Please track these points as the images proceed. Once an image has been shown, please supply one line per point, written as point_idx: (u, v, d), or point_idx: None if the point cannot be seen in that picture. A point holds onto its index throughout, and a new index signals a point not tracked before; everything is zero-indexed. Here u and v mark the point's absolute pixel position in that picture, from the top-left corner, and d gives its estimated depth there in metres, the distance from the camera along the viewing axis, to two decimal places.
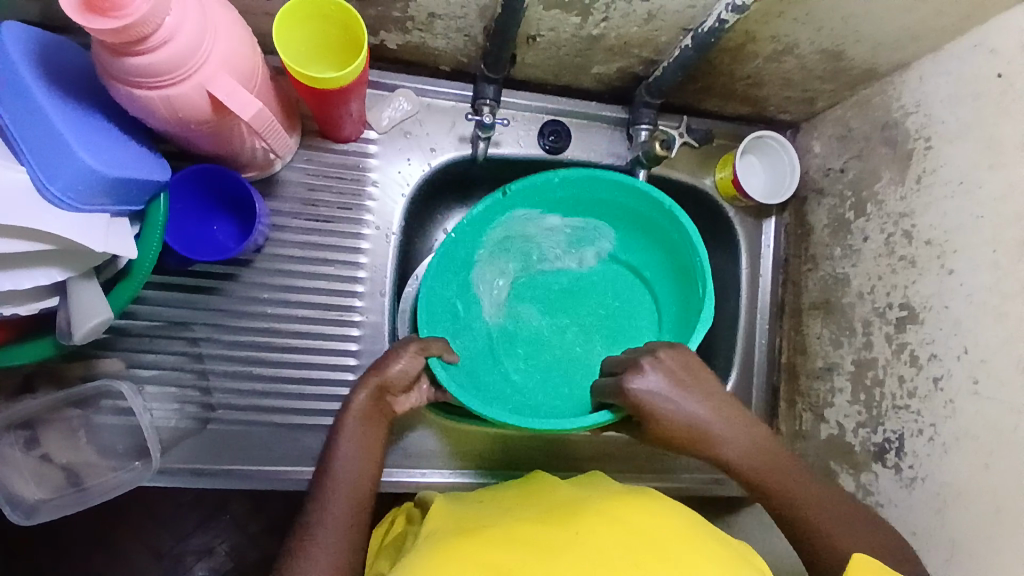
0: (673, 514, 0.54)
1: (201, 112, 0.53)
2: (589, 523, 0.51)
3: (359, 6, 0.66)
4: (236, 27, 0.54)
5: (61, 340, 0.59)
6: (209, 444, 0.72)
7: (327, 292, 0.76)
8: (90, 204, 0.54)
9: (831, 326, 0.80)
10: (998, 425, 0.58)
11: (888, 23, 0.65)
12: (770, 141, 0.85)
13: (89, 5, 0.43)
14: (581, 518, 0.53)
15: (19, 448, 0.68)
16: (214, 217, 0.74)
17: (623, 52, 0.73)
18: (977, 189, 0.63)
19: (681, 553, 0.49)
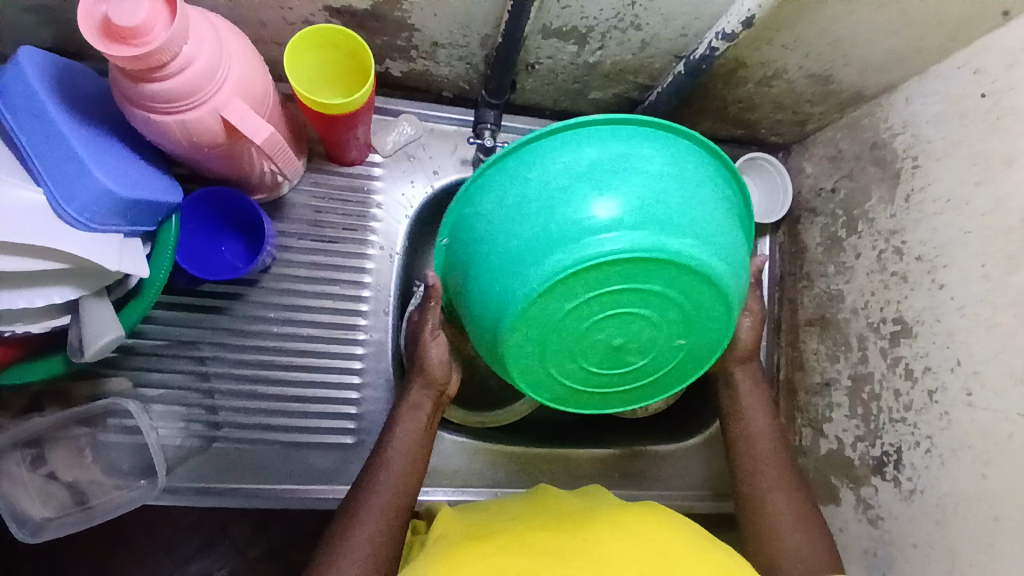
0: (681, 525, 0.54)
1: (214, 135, 0.56)
2: (594, 529, 0.52)
3: (366, 35, 0.69)
4: (249, 55, 0.57)
5: (71, 357, 0.61)
6: (213, 463, 0.73)
7: (332, 311, 0.77)
8: (106, 224, 0.56)
9: (827, 342, 0.81)
10: (992, 436, 0.59)
11: (873, 48, 0.68)
12: (762, 161, 0.88)
13: (111, 34, 0.45)
14: (586, 527, 0.53)
15: (26, 466, 0.70)
16: (222, 237, 0.75)
17: (619, 78, 0.75)
18: (965, 206, 0.65)
19: (687, 557, 0.50)
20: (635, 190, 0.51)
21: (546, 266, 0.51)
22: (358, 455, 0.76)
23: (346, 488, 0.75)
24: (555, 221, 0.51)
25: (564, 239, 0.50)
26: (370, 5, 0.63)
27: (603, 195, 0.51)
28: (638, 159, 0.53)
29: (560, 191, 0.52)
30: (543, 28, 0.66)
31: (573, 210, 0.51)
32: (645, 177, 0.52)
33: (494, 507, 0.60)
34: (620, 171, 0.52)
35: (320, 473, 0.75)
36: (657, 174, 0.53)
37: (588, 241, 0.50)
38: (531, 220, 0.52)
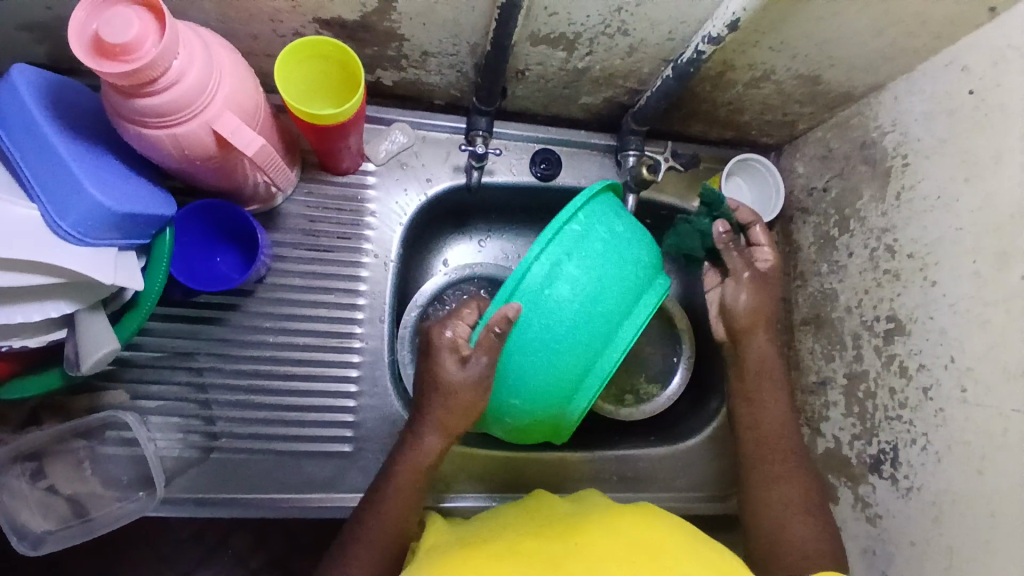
0: (671, 526, 0.55)
1: (206, 148, 0.56)
2: (584, 534, 0.52)
3: (356, 46, 0.69)
4: (240, 68, 0.57)
5: (68, 371, 0.61)
6: (211, 474, 0.73)
7: (327, 319, 0.78)
8: (99, 238, 0.56)
9: (822, 341, 0.82)
10: (988, 432, 0.59)
11: (860, 48, 0.68)
12: (754, 163, 0.88)
13: (102, 51, 0.46)
14: (575, 530, 0.53)
15: (26, 479, 0.70)
16: (217, 248, 0.76)
17: (609, 83, 0.76)
18: (955, 203, 0.65)
19: (677, 556, 0.50)
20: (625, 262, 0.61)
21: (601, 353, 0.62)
22: (356, 463, 0.76)
23: (345, 496, 0.75)
24: (593, 318, 0.60)
25: (604, 327, 0.61)
26: (359, 16, 0.63)
27: (613, 284, 0.60)
28: (612, 231, 0.61)
29: (583, 295, 0.59)
30: (531, 35, 0.66)
31: (601, 307, 0.60)
32: (623, 247, 0.62)
33: (486, 516, 0.61)
34: (609, 253, 0.60)
35: (318, 482, 0.75)
36: (625, 232, 0.62)
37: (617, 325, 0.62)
38: (574, 326, 0.59)
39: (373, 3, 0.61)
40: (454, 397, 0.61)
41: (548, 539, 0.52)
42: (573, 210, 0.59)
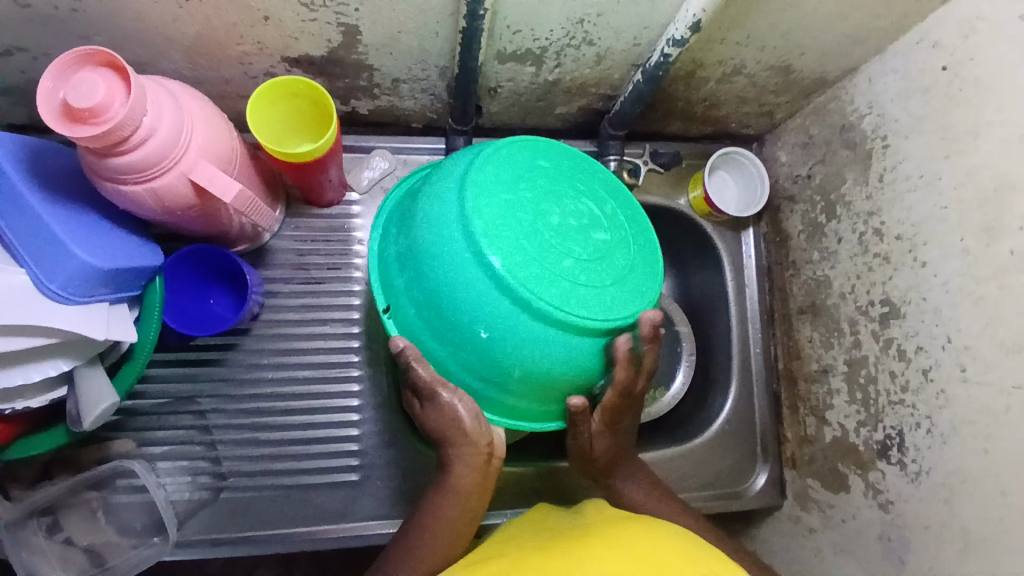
0: (673, 533, 0.55)
1: (185, 198, 0.57)
2: (588, 550, 0.52)
3: (328, 80, 0.70)
4: (212, 117, 0.58)
5: (72, 426, 0.62)
6: (224, 514, 0.74)
7: (325, 350, 0.78)
8: (90, 294, 0.57)
9: (820, 329, 0.81)
10: (991, 411, 0.59)
11: (828, 34, 0.68)
12: (736, 156, 0.88)
13: (72, 115, 0.47)
14: (578, 543, 0.54)
15: (44, 534, 0.71)
16: (210, 290, 0.77)
17: (582, 92, 0.76)
18: (938, 181, 0.64)
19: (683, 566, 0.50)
20: (498, 174, 0.55)
21: (540, 264, 0.52)
22: (365, 490, 0.77)
23: (357, 524, 0.76)
24: (488, 238, 0.52)
25: (518, 237, 0.52)
26: (326, 51, 0.64)
27: (485, 197, 0.53)
28: (468, 163, 0.55)
29: (460, 227, 0.53)
30: (498, 54, 0.67)
31: (494, 225, 0.52)
32: (498, 170, 0.55)
33: (491, 536, 0.61)
34: (476, 172, 0.54)
35: (330, 512, 0.76)
36: (522, 154, 0.57)
37: (533, 228, 0.53)
38: (465, 270, 0.52)
39: (339, 38, 0.62)
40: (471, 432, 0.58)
41: (550, 554, 0.53)
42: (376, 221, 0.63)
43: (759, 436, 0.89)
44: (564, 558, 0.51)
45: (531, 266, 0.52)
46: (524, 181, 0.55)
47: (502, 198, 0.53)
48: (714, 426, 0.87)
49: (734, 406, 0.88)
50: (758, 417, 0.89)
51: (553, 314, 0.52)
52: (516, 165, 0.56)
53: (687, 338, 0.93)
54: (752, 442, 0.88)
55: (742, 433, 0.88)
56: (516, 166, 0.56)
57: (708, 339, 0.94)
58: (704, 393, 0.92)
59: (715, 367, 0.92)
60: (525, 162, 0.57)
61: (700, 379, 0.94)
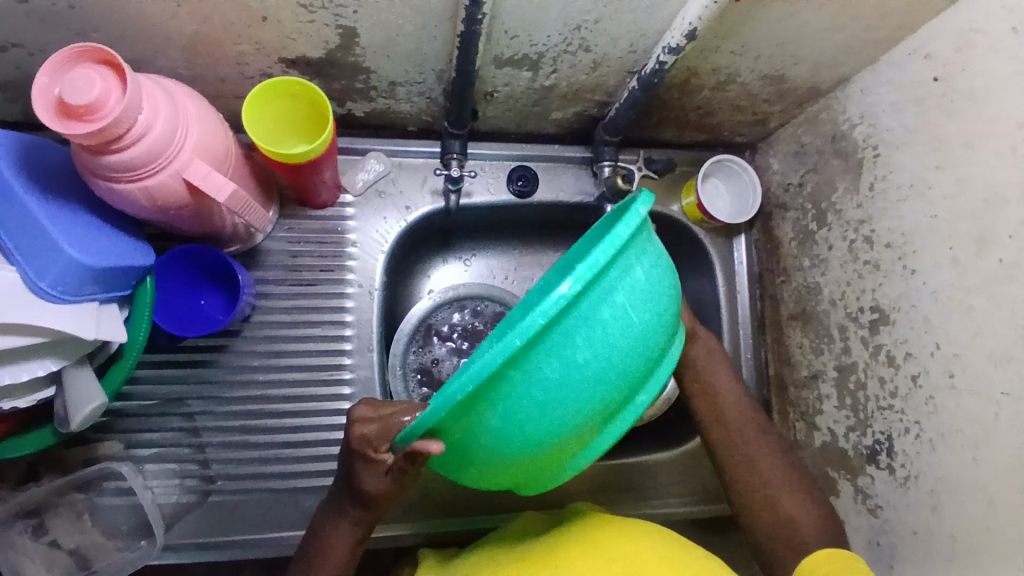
0: (652, 533, 0.57)
1: (179, 197, 0.56)
2: (565, 555, 0.55)
3: (324, 81, 0.70)
4: (208, 116, 0.58)
5: (59, 427, 0.61)
6: (212, 517, 0.73)
7: (316, 353, 0.78)
8: (80, 293, 0.57)
9: (810, 335, 0.82)
10: (978, 418, 0.60)
11: (822, 44, 0.69)
12: (729, 163, 0.89)
13: (66, 112, 0.46)
14: (556, 551, 0.57)
15: (29, 536, 0.70)
16: (201, 291, 0.76)
17: (578, 97, 0.77)
18: (928, 190, 0.65)
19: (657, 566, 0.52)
20: (592, 366, 0.45)
21: (575, 450, 0.50)
22: None
23: None
24: (550, 435, 0.46)
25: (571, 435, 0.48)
26: (324, 53, 0.64)
27: (574, 389, 0.45)
28: (595, 363, 0.45)
29: (532, 416, 0.45)
30: (496, 58, 0.67)
31: (558, 425, 0.46)
32: (592, 359, 0.45)
33: (476, 550, 0.65)
34: (579, 352, 0.44)
35: None
36: (632, 321, 0.46)
37: (594, 421, 0.48)
38: (515, 446, 0.47)
39: (336, 39, 0.62)
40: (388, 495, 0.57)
41: (532, 564, 0.56)
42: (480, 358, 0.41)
43: None
44: (544, 567, 0.55)
45: (562, 456, 0.50)
46: (615, 372, 0.46)
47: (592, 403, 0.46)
48: None
49: None
50: None
51: (545, 483, 0.54)
52: (620, 339, 0.46)
53: None
54: None
55: None
56: (620, 344, 0.46)
57: None
58: None
59: None
60: (631, 321, 0.46)
61: None
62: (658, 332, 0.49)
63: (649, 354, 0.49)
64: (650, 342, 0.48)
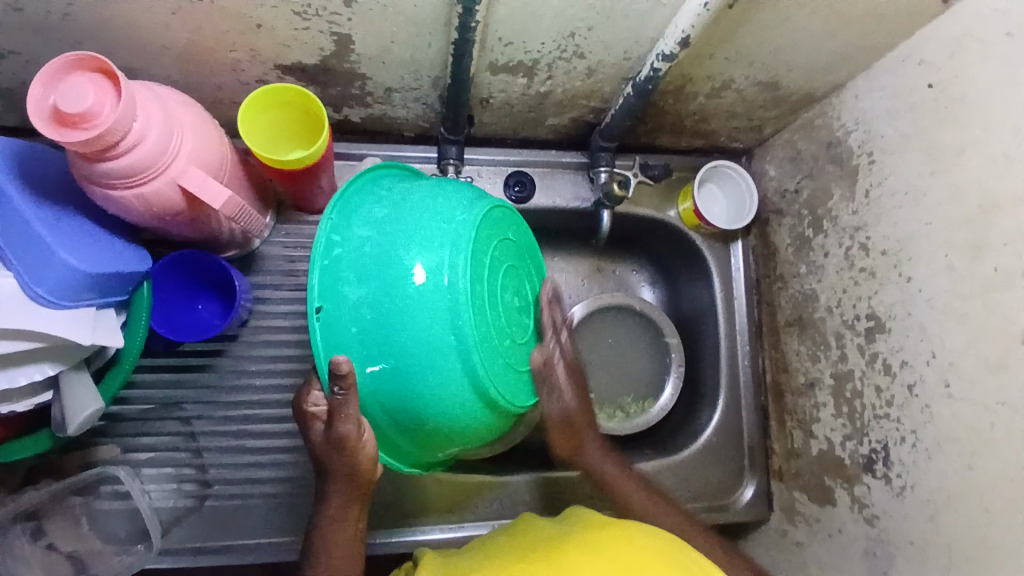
0: (655, 538, 0.55)
1: (174, 204, 0.57)
2: (566, 558, 0.53)
3: (320, 88, 0.71)
4: (203, 124, 0.59)
5: (56, 432, 0.62)
6: (209, 521, 0.76)
7: (314, 358, 0.77)
8: (77, 300, 0.57)
9: (807, 342, 0.82)
10: (975, 427, 0.59)
11: (816, 50, 0.69)
12: (726, 170, 0.89)
13: (60, 120, 0.47)
14: (555, 551, 0.55)
15: (25, 539, 0.70)
16: (199, 297, 0.76)
17: (573, 104, 0.77)
18: (924, 198, 0.65)
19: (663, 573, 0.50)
20: (373, 264, 0.51)
21: (446, 331, 0.50)
22: None
23: None
24: (402, 327, 0.50)
25: (422, 321, 0.50)
26: (319, 60, 0.65)
27: (372, 289, 0.50)
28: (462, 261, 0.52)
29: (373, 317, 0.50)
30: (490, 65, 0.67)
31: (415, 350, 0.50)
32: (379, 263, 0.51)
33: (472, 547, 0.63)
34: (350, 266, 0.51)
35: None
36: (382, 215, 0.53)
37: (434, 296, 0.50)
38: (404, 362, 0.50)
39: (332, 47, 0.62)
40: (341, 454, 0.54)
41: (531, 565, 0.53)
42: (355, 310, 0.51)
43: (747, 448, 0.89)
44: (545, 568, 0.52)
45: (446, 341, 0.50)
46: (405, 245, 0.51)
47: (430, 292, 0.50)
48: (703, 438, 0.88)
49: (722, 418, 0.89)
50: (746, 429, 0.90)
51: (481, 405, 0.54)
52: (369, 240, 0.52)
53: (677, 350, 0.93)
54: (741, 454, 0.89)
55: (730, 445, 0.89)
56: (367, 251, 0.51)
57: (698, 350, 0.94)
58: (693, 405, 0.93)
59: (705, 380, 0.93)
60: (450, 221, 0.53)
61: (689, 392, 0.94)
62: (454, 208, 0.53)
63: (461, 230, 0.52)
64: (454, 217, 0.53)
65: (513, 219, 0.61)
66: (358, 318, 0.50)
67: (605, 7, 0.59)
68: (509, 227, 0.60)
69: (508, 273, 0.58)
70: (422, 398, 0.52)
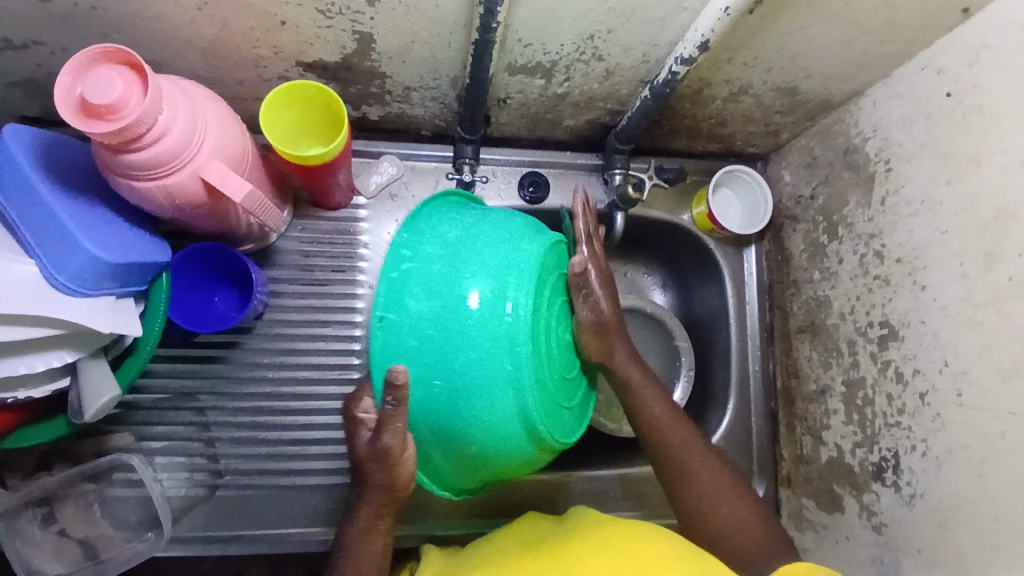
0: (661, 536, 0.56)
1: (196, 197, 0.58)
2: (573, 551, 0.54)
3: (340, 86, 0.71)
4: (225, 118, 0.59)
5: (73, 418, 0.63)
6: (220, 511, 0.78)
7: (327, 352, 0.78)
8: (98, 288, 0.58)
9: (819, 348, 0.82)
10: (986, 436, 0.59)
11: (834, 56, 0.68)
12: (741, 174, 0.89)
13: (87, 111, 0.47)
14: (563, 547, 0.56)
15: (37, 524, 0.71)
16: (215, 289, 0.77)
17: (590, 106, 0.77)
18: (939, 206, 0.65)
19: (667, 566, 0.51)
20: (439, 284, 0.56)
21: (502, 360, 0.54)
22: None
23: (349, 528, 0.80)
24: (461, 347, 0.55)
25: (480, 345, 0.54)
26: (340, 58, 0.65)
27: (438, 305, 0.56)
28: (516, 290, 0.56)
29: (433, 332, 0.55)
30: (509, 66, 0.68)
31: (469, 372, 0.54)
32: (445, 285, 0.56)
33: (480, 543, 0.65)
34: (418, 281, 0.57)
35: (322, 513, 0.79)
36: (451, 240, 0.59)
37: (489, 323, 0.54)
38: (460, 381, 0.55)
39: (353, 45, 0.63)
40: (379, 464, 0.59)
41: (539, 560, 0.55)
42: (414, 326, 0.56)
43: (756, 453, 0.89)
44: (552, 563, 0.53)
45: (501, 368, 0.54)
46: (471, 268, 0.56)
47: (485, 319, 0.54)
48: (712, 442, 0.88)
49: (731, 422, 0.89)
50: (755, 434, 0.89)
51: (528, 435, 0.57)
52: (439, 258, 0.58)
53: (687, 353, 0.93)
54: (749, 458, 0.89)
55: (738, 449, 0.89)
56: (436, 268, 0.57)
57: (709, 354, 0.94)
58: (702, 409, 0.93)
59: (715, 384, 0.92)
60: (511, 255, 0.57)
61: (699, 396, 0.94)
62: (519, 242, 0.58)
63: (524, 260, 0.57)
64: (519, 247, 0.58)
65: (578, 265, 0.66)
66: (420, 333, 0.56)
67: (625, 10, 0.59)
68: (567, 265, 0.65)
69: (563, 312, 0.62)
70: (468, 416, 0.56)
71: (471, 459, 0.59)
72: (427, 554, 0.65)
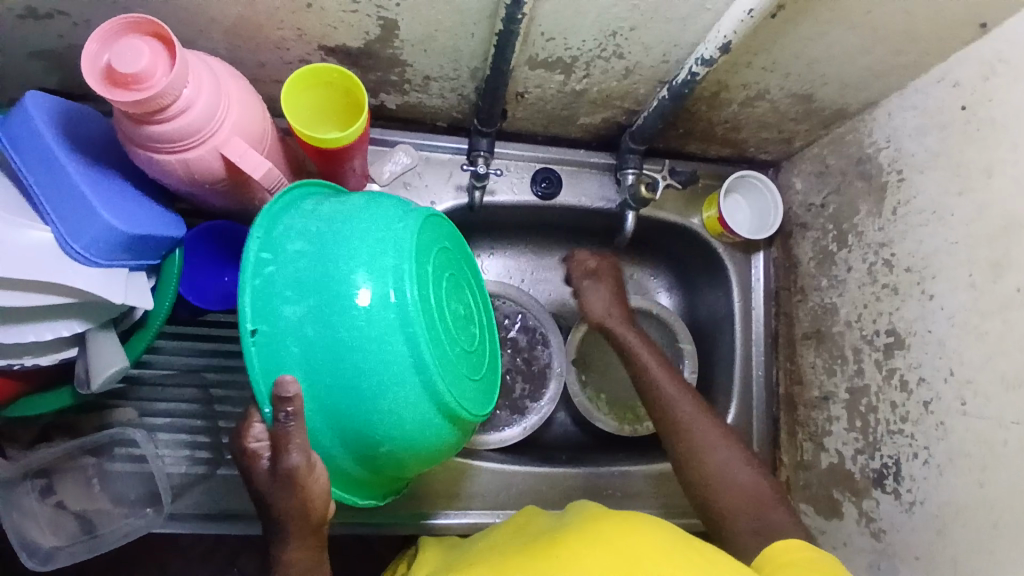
0: (655, 527, 0.55)
1: (214, 172, 0.58)
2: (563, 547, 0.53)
3: (360, 72, 0.72)
4: (247, 96, 0.60)
5: (79, 389, 0.62)
6: (216, 490, 0.77)
7: None
8: (112, 258, 0.58)
9: (823, 355, 0.82)
10: (987, 444, 0.59)
11: (852, 64, 0.69)
12: (753, 180, 0.89)
13: (113, 80, 0.48)
14: (553, 543, 0.55)
15: (35, 496, 0.71)
16: (226, 269, 0.75)
17: (606, 104, 0.78)
18: (949, 216, 0.65)
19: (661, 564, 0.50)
20: (312, 280, 0.50)
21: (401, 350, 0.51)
22: None
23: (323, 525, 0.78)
24: (355, 348, 0.50)
25: (370, 340, 0.50)
26: (363, 43, 0.66)
27: (314, 306, 0.50)
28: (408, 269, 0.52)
29: (319, 334, 0.49)
30: (530, 59, 0.68)
31: (372, 372, 0.50)
32: (315, 275, 0.50)
33: (475, 538, 0.64)
34: (289, 282, 0.50)
35: None
36: (315, 228, 0.52)
37: (377, 315, 0.50)
38: (359, 382, 0.50)
39: (376, 31, 0.64)
40: (288, 489, 0.51)
41: (528, 557, 0.54)
42: (298, 331, 0.50)
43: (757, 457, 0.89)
44: (541, 560, 0.52)
45: (401, 359, 0.51)
46: (347, 258, 0.50)
47: (376, 309, 0.50)
48: None
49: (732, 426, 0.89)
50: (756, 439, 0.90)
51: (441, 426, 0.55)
52: (306, 254, 0.51)
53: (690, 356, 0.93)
54: None
55: None
56: (307, 265, 0.51)
57: (712, 358, 0.95)
58: None
59: (717, 388, 0.93)
60: (392, 239, 0.53)
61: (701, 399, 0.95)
62: (387, 223, 0.54)
63: (399, 237, 0.53)
64: (392, 226, 0.53)
65: (442, 231, 0.61)
66: (299, 336, 0.49)
67: (649, 7, 0.60)
68: (441, 234, 0.61)
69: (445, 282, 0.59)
70: (378, 418, 0.52)
71: (386, 460, 0.55)
72: (425, 551, 0.65)
